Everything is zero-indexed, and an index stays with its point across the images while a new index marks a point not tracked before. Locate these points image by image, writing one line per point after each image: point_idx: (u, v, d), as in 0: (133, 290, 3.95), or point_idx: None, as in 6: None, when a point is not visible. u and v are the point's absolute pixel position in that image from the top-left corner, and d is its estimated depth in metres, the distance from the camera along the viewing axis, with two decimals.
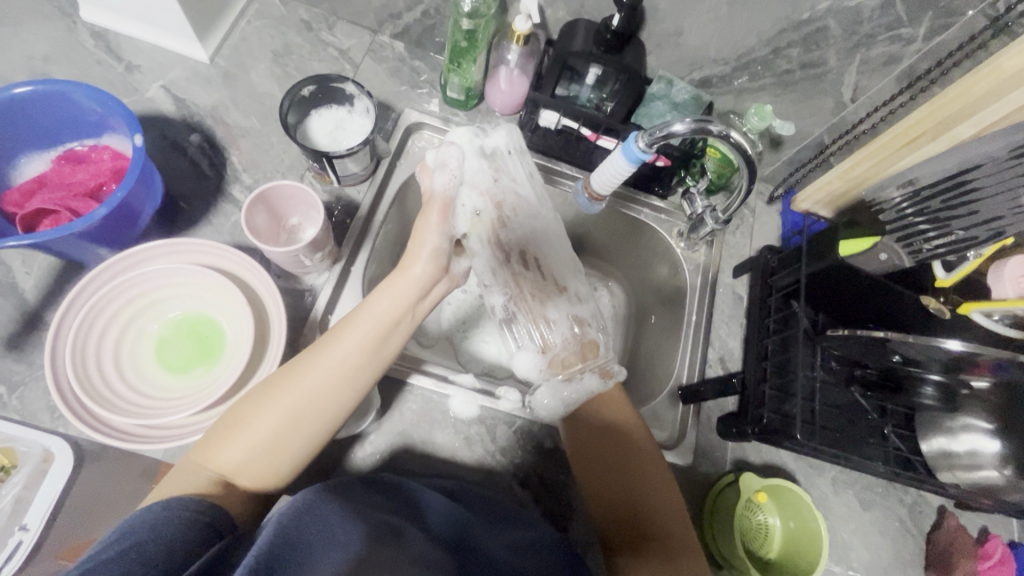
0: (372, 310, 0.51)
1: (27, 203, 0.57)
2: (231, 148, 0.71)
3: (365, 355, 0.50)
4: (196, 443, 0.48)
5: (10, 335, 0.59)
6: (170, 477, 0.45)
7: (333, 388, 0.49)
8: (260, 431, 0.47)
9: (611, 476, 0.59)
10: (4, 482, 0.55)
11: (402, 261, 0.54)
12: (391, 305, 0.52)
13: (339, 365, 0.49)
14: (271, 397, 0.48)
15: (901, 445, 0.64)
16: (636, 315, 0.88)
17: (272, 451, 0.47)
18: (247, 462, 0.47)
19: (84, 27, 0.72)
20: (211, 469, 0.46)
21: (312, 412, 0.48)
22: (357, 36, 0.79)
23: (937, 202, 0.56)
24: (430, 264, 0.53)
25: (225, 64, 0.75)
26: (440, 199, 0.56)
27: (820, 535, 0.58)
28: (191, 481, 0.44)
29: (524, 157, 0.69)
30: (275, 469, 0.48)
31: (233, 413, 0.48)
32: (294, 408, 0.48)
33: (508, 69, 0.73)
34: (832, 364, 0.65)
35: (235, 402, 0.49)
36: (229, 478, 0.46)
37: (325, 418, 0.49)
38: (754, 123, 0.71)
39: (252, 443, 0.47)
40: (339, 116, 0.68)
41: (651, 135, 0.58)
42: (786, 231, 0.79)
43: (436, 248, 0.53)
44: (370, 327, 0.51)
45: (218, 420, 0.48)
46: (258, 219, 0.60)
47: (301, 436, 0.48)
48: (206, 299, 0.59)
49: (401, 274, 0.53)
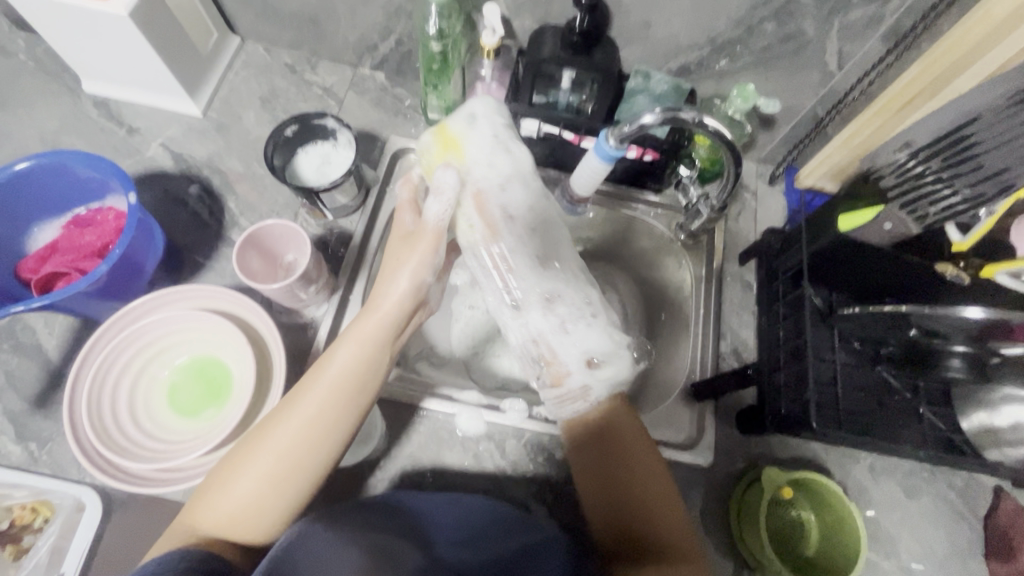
0: (342, 356, 0.52)
1: (42, 268, 0.61)
2: (228, 195, 0.74)
3: (337, 407, 0.50)
4: (188, 501, 0.49)
5: (39, 393, 0.63)
6: (164, 537, 0.46)
7: (308, 442, 0.49)
8: (245, 489, 0.47)
9: (606, 480, 0.56)
10: (40, 532, 0.58)
11: (374, 296, 0.54)
12: (359, 347, 0.52)
13: (311, 419, 0.49)
14: (255, 455, 0.48)
15: (937, 423, 0.59)
16: (647, 314, 0.81)
17: (256, 510, 0.48)
18: (233, 521, 0.47)
19: (88, 99, 0.78)
20: (200, 528, 0.47)
21: (291, 468, 0.48)
22: (339, 73, 0.82)
23: (938, 162, 0.52)
24: (402, 299, 0.54)
25: (217, 115, 0.78)
26: (430, 234, 0.54)
27: (857, 528, 0.55)
28: (183, 540, 0.46)
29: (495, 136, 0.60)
30: (263, 527, 0.48)
31: (220, 471, 0.49)
32: (273, 465, 0.48)
33: (485, 84, 0.74)
34: (855, 346, 0.61)
35: (221, 459, 0.50)
36: (218, 537, 0.47)
37: (305, 475, 0.49)
38: (738, 104, 0.68)
39: (236, 501, 0.47)
40: (325, 152, 0.70)
41: (622, 130, 0.57)
42: (790, 210, 0.76)
43: (411, 284, 0.54)
44: (340, 376, 0.51)
45: (208, 479, 0.50)
46: (251, 262, 0.63)
47: (287, 493, 0.48)
48: (211, 342, 0.61)
49: (371, 311, 0.53)
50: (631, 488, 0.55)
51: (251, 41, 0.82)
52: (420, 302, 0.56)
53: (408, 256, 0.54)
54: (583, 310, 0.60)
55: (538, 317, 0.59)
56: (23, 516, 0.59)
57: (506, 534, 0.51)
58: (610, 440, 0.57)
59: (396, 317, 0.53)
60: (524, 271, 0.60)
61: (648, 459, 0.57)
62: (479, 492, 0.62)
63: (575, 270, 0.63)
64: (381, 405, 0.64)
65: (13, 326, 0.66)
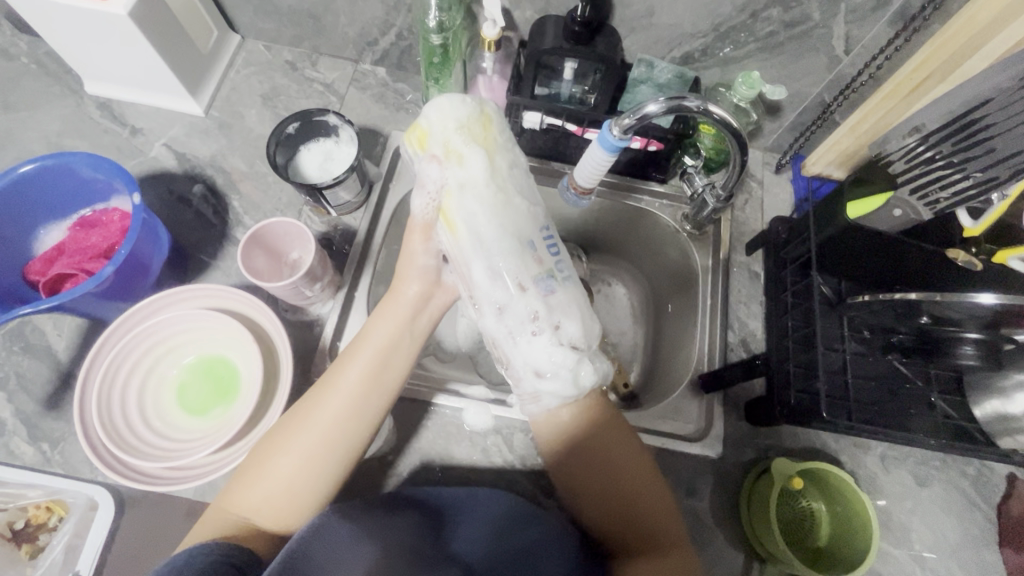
0: (370, 338, 0.54)
1: (49, 270, 0.61)
2: (231, 194, 0.74)
3: (369, 385, 0.52)
4: (223, 489, 0.50)
5: (50, 393, 0.64)
6: (203, 522, 0.47)
7: (341, 422, 0.50)
8: (281, 471, 0.48)
9: (598, 479, 0.55)
10: (57, 529, 0.60)
11: (395, 282, 0.57)
12: (385, 329, 0.54)
13: (345, 400, 0.51)
14: (289, 436, 0.49)
15: (949, 411, 0.59)
16: (653, 306, 0.84)
17: (293, 491, 0.48)
18: (270, 504, 0.48)
19: (91, 101, 0.78)
20: (239, 513, 0.48)
21: (325, 449, 0.49)
22: (340, 69, 0.82)
23: (949, 146, 0.52)
24: (421, 283, 0.56)
25: (219, 114, 0.78)
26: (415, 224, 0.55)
27: (868, 517, 0.54)
28: (222, 526, 0.46)
29: (472, 124, 0.52)
30: (300, 509, 0.49)
31: (254, 456, 0.50)
32: (308, 444, 0.49)
33: (485, 78, 0.73)
34: (864, 334, 0.62)
35: (254, 447, 0.51)
36: (257, 521, 0.47)
37: (340, 455, 0.50)
38: (743, 92, 0.68)
39: (273, 483, 0.48)
40: (327, 149, 0.69)
41: (626, 120, 0.56)
42: (797, 198, 0.75)
43: (425, 268, 0.56)
44: (369, 357, 0.53)
45: (242, 466, 0.50)
46: (257, 260, 0.63)
47: (322, 473, 0.49)
48: (218, 340, 0.62)
49: (394, 296, 0.56)
50: (614, 485, 0.55)
51: (251, 38, 0.82)
52: (437, 285, 0.57)
53: (414, 243, 0.56)
54: (527, 323, 0.52)
55: (491, 325, 0.53)
56: (39, 514, 0.60)
57: (510, 528, 0.52)
58: (585, 441, 0.56)
59: (416, 300, 0.56)
60: (507, 267, 0.51)
61: (630, 457, 0.56)
62: (487, 486, 0.62)
63: (532, 282, 0.51)
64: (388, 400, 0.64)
65: (23, 328, 0.66)
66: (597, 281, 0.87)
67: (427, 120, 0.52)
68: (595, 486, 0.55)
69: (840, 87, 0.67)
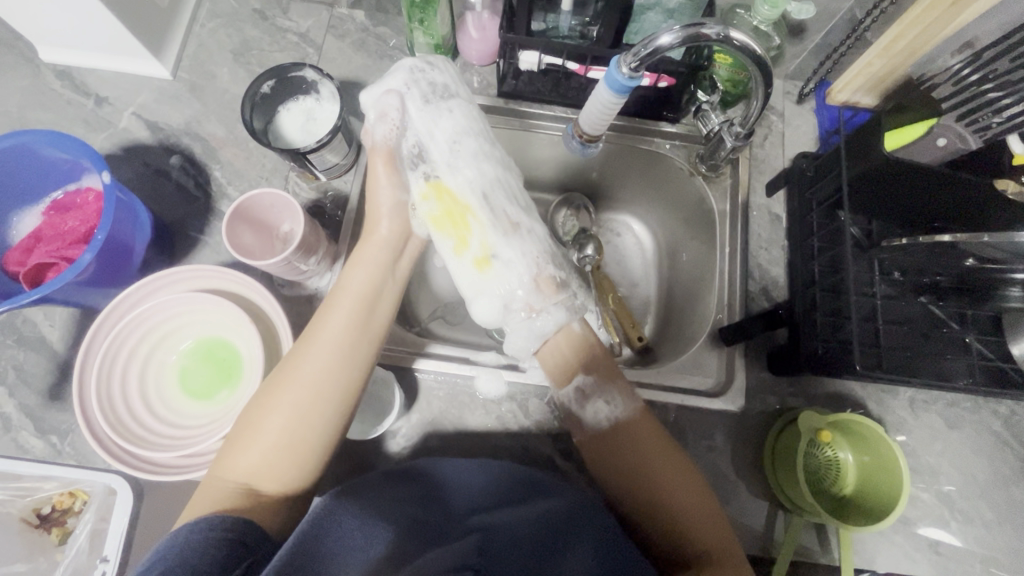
0: (351, 285, 0.52)
1: (28, 259, 0.58)
2: (211, 164, 0.69)
3: (355, 331, 0.50)
4: (215, 456, 0.47)
5: (50, 386, 0.62)
6: (198, 495, 0.44)
7: (329, 369, 0.48)
8: (271, 430, 0.46)
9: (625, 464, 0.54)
10: (78, 518, 0.60)
11: (368, 226, 0.56)
12: (369, 272, 0.53)
13: (330, 348, 0.49)
14: (277, 394, 0.47)
15: (985, 351, 0.55)
16: (667, 255, 0.79)
17: (290, 450, 0.46)
18: (266, 467, 0.46)
19: (49, 70, 0.71)
20: (235, 479, 0.45)
21: (316, 396, 0.48)
22: (314, 15, 0.74)
23: (1007, 61, 0.49)
24: (395, 221, 0.56)
25: (187, 75, 0.72)
26: (389, 158, 0.55)
27: (901, 480, 0.52)
28: (218, 496, 0.44)
29: (409, 76, 0.56)
30: (299, 467, 0.47)
31: (243, 419, 0.48)
32: (296, 398, 0.47)
33: (475, 15, 0.68)
34: (895, 276, 0.58)
35: (243, 410, 0.48)
36: (254, 484, 0.45)
37: (331, 407, 0.48)
38: (765, 13, 0.60)
39: (269, 441, 0.46)
40: (308, 108, 0.64)
41: (636, 56, 0.50)
42: (824, 131, 0.69)
43: (397, 204, 0.55)
44: (354, 304, 0.52)
45: (231, 432, 0.48)
46: (244, 237, 0.59)
47: (316, 426, 0.47)
48: (215, 323, 0.59)
49: (371, 240, 0.55)
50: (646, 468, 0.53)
51: None
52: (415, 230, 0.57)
53: (386, 182, 0.55)
54: (476, 260, 0.54)
55: (456, 251, 0.55)
56: (63, 501, 0.60)
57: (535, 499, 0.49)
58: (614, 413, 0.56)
59: (392, 241, 0.55)
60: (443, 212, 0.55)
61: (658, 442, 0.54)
62: (505, 452, 0.61)
63: (459, 221, 0.54)
64: (398, 373, 0.62)
65: (14, 320, 0.64)
66: (605, 231, 0.83)
67: (367, 96, 0.57)
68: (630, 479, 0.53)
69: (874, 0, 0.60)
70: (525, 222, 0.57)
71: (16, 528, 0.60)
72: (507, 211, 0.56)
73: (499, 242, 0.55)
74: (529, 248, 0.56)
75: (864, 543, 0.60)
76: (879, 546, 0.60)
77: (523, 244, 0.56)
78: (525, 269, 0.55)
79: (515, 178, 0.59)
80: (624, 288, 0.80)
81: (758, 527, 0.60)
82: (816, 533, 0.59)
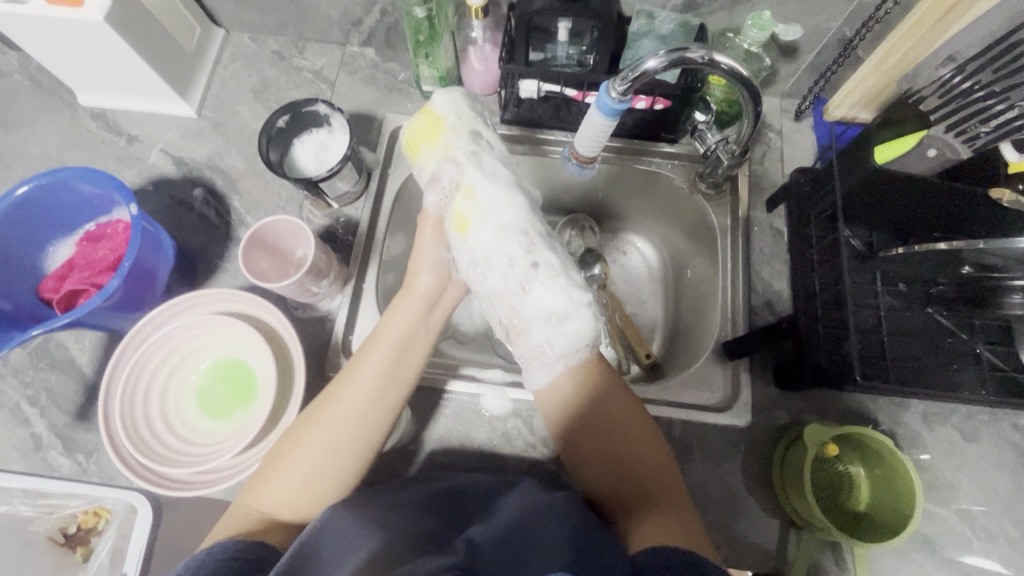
0: (387, 331, 0.55)
1: (62, 287, 0.62)
2: (231, 194, 0.73)
3: (386, 377, 0.53)
4: (245, 486, 0.49)
5: (78, 406, 0.65)
6: (223, 520, 0.46)
7: (358, 418, 0.51)
8: (302, 467, 0.48)
9: (600, 441, 0.54)
10: (102, 535, 0.62)
11: (408, 279, 0.59)
12: (403, 322, 0.56)
13: (366, 392, 0.52)
14: (311, 432, 0.50)
15: (996, 361, 0.55)
16: (673, 272, 0.80)
17: (315, 485, 0.48)
18: (293, 501, 0.48)
19: (86, 112, 0.77)
20: (259, 510, 0.47)
21: (344, 439, 0.50)
22: (328, 54, 0.79)
23: (989, 74, 0.51)
24: (433, 276, 0.59)
25: (211, 113, 0.77)
26: (430, 220, 0.60)
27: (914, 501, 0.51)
28: (240, 522, 0.45)
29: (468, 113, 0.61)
30: (323, 501, 0.49)
31: (277, 452, 0.50)
32: (329, 438, 0.50)
33: (478, 47, 0.71)
34: (899, 287, 0.58)
35: (276, 442, 0.51)
36: (275, 515, 0.47)
37: (359, 448, 0.50)
38: (755, 36, 0.61)
39: (297, 478, 0.48)
40: (321, 139, 0.68)
41: (624, 80, 0.52)
42: (820, 146, 0.70)
43: (436, 261, 0.59)
44: (388, 349, 0.54)
45: (262, 465, 0.50)
46: (260, 263, 0.62)
47: (343, 464, 0.49)
48: (233, 344, 0.62)
49: (409, 290, 0.58)
50: (619, 452, 0.53)
51: (237, 31, 0.80)
52: (448, 281, 0.60)
53: (428, 237, 0.59)
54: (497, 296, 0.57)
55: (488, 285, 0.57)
56: (87, 519, 0.62)
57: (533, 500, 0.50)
58: (610, 420, 0.55)
59: (429, 294, 0.58)
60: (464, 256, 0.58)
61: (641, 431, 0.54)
62: (510, 469, 0.62)
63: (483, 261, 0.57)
64: (408, 391, 0.63)
65: (47, 344, 0.68)
66: (611, 250, 0.84)
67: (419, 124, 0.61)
68: (602, 458, 0.54)
69: (861, 19, 0.61)
70: (545, 273, 0.56)
71: (43, 545, 0.62)
72: (524, 260, 0.56)
73: (511, 292, 0.56)
74: (535, 302, 0.55)
75: (881, 562, 0.58)
76: (897, 566, 0.58)
77: (540, 292, 0.55)
78: (538, 313, 0.55)
79: (515, 208, 0.57)
80: (631, 306, 0.81)
81: (770, 544, 0.59)
82: (830, 551, 0.58)
